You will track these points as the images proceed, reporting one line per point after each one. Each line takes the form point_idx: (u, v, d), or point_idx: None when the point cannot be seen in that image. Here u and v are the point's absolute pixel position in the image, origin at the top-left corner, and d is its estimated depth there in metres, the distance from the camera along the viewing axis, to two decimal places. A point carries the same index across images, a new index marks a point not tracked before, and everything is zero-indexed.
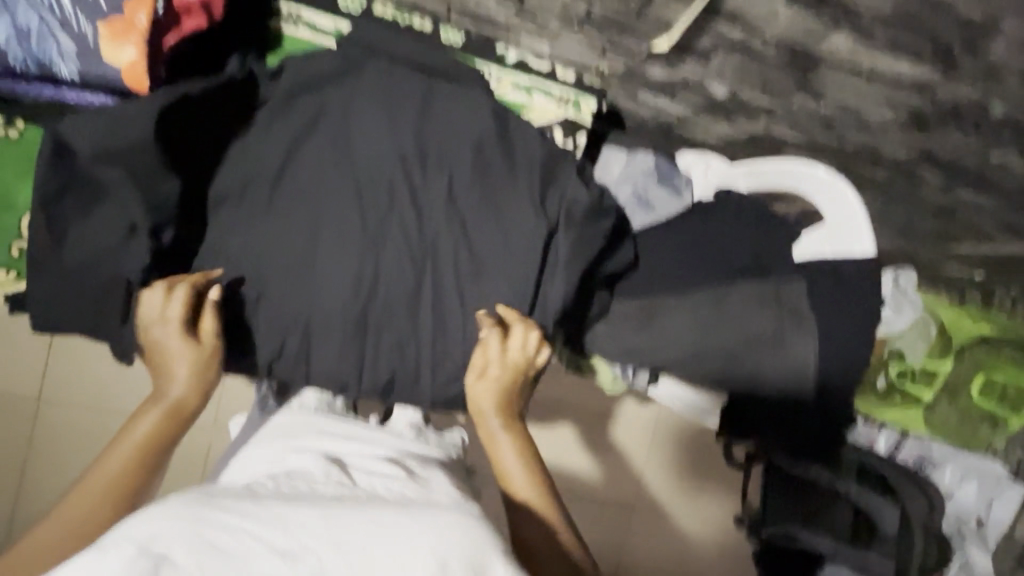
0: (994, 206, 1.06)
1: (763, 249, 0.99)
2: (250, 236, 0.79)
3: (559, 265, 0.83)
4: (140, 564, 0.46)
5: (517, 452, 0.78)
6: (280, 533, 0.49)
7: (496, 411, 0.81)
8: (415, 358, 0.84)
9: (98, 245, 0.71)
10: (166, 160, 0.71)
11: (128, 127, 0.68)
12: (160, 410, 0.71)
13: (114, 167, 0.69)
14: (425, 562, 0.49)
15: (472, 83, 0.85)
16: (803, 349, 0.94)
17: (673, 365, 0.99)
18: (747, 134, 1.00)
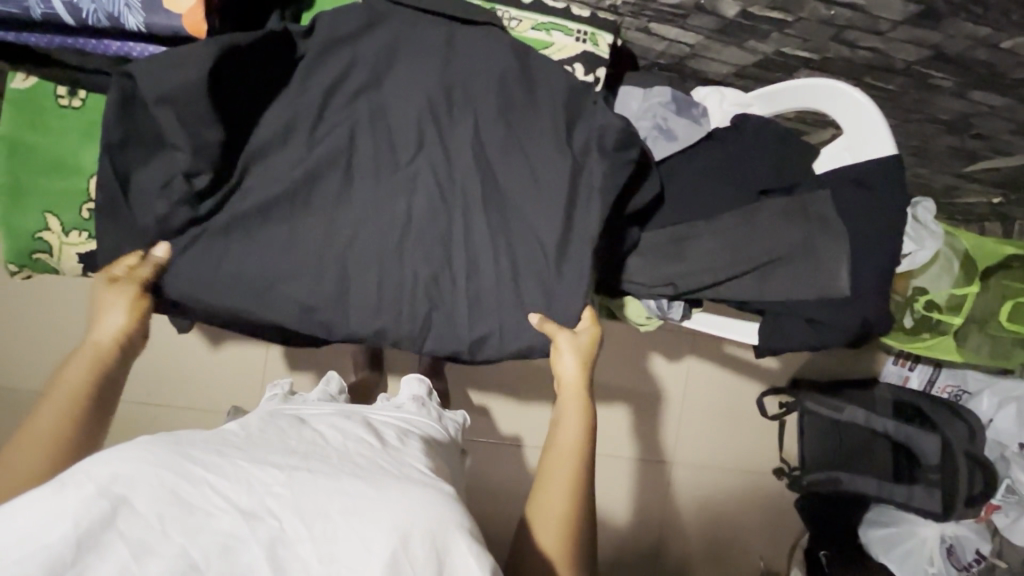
0: (1006, 108, 1.09)
1: (784, 168, 1.03)
2: (285, 189, 0.81)
3: (594, 194, 0.86)
4: (98, 503, 0.46)
5: (577, 439, 0.83)
6: (246, 490, 0.52)
7: (576, 393, 0.87)
8: (451, 295, 0.87)
9: (155, 188, 0.76)
10: (212, 108, 0.73)
11: (179, 72, 0.71)
12: (88, 356, 0.73)
13: (168, 112, 0.72)
14: (388, 533, 0.52)
15: (494, 27, 0.89)
16: (834, 257, 0.97)
17: (705, 289, 1.02)
18: (760, 59, 1.04)
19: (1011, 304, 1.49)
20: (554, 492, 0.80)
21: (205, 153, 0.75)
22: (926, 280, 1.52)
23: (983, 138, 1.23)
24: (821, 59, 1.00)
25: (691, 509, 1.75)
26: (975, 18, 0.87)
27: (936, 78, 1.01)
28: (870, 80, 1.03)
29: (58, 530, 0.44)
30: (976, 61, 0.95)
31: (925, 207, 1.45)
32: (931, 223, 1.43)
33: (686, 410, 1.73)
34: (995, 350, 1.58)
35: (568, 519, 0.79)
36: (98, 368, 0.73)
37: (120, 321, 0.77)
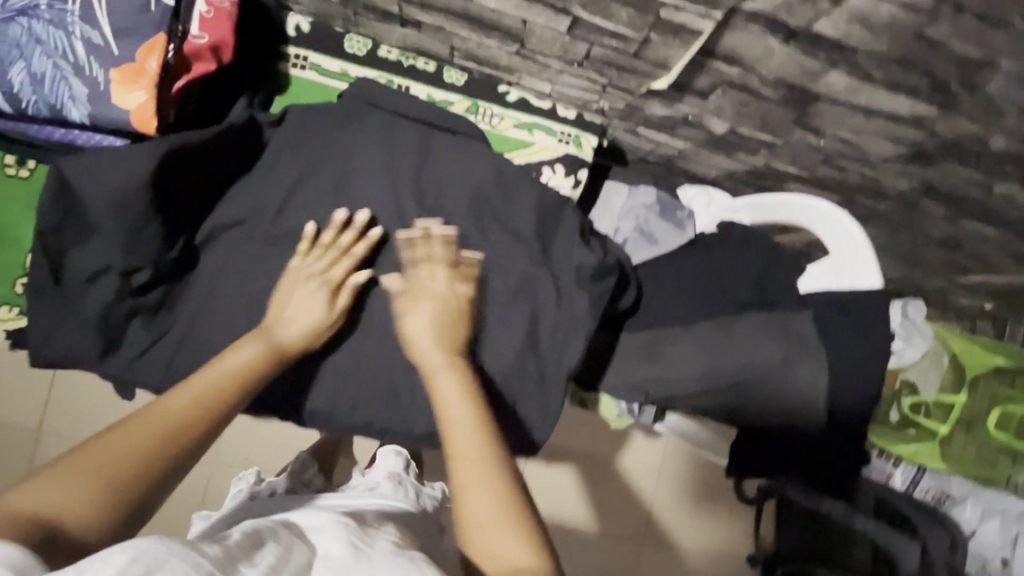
0: (999, 237, 1.05)
1: (767, 279, 0.99)
2: (236, 293, 0.77)
3: (568, 321, 0.82)
4: None
5: (458, 390, 0.67)
6: None
7: (433, 344, 0.71)
8: (410, 405, 0.83)
9: (79, 278, 0.71)
10: (151, 198, 0.69)
11: (116, 174, 0.66)
12: (261, 346, 0.68)
13: (93, 205, 0.67)
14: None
15: (470, 134, 0.87)
16: (812, 383, 0.91)
17: (677, 400, 0.97)
18: (748, 169, 1.00)
19: (999, 412, 1.27)
20: (475, 496, 0.59)
21: (145, 248, 0.71)
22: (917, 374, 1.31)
23: (975, 256, 1.19)
24: (810, 176, 0.97)
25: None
26: (969, 163, 0.77)
27: (927, 205, 0.96)
28: (859, 198, 1.00)
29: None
30: (970, 198, 0.90)
31: (915, 306, 1.35)
32: (921, 321, 1.29)
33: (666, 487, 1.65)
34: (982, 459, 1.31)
35: (514, 507, 0.59)
36: (263, 364, 0.66)
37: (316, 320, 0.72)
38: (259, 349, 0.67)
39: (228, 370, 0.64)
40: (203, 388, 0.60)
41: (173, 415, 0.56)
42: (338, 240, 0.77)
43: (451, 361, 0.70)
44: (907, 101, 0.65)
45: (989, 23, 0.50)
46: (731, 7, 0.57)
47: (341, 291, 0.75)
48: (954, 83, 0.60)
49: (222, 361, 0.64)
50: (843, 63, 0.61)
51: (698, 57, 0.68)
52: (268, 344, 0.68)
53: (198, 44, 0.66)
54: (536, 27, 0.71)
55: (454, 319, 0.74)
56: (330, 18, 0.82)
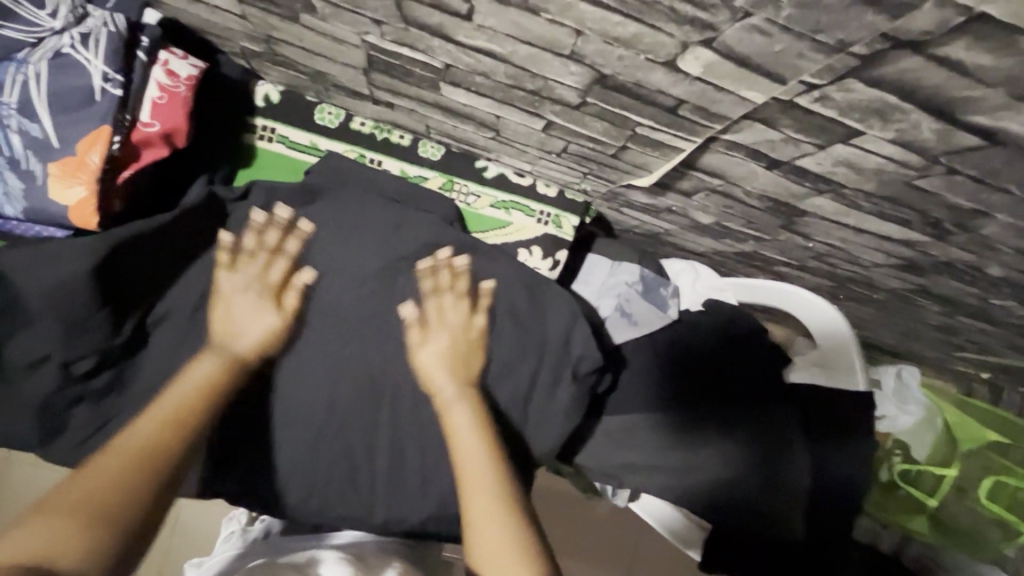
0: (997, 332, 1.00)
1: (752, 368, 0.94)
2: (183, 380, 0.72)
3: (542, 417, 0.77)
4: None
5: (470, 425, 0.71)
6: None
7: (448, 377, 0.74)
8: (368, 498, 0.77)
9: (16, 365, 0.67)
10: (95, 291, 0.66)
11: (54, 265, 0.64)
12: (218, 359, 0.69)
13: (34, 295, 0.64)
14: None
15: (443, 215, 0.82)
16: (796, 483, 0.89)
17: (656, 490, 0.91)
18: (736, 251, 0.96)
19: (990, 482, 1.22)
20: (485, 528, 0.64)
21: (84, 339, 0.67)
22: (910, 437, 1.28)
23: (973, 341, 1.14)
24: (800, 265, 0.92)
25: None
26: (964, 280, 0.73)
27: (921, 301, 0.92)
28: (851, 286, 0.96)
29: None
30: (964, 303, 0.85)
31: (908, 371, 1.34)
32: (916, 389, 1.31)
33: None
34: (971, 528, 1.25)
35: (521, 537, 0.63)
36: (226, 376, 0.68)
37: (271, 326, 0.73)
38: (215, 363, 0.69)
39: (188, 387, 0.65)
40: (163, 412, 0.62)
41: (133, 448, 0.58)
42: (267, 242, 0.75)
43: (468, 395, 0.74)
44: (897, 227, 0.61)
45: (983, 186, 0.46)
46: (709, 136, 0.53)
47: (286, 294, 0.75)
48: (948, 223, 0.56)
49: (178, 381, 0.66)
50: (830, 192, 0.57)
51: (679, 167, 0.64)
52: (222, 357, 0.69)
53: (149, 132, 0.62)
54: (510, 122, 0.67)
55: (467, 350, 0.76)
56: (300, 88, 0.78)
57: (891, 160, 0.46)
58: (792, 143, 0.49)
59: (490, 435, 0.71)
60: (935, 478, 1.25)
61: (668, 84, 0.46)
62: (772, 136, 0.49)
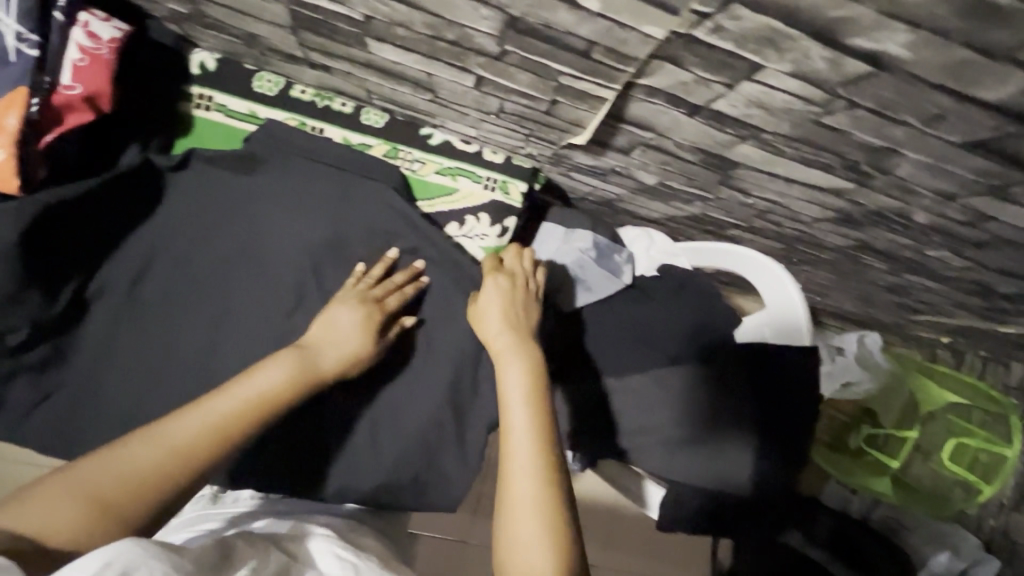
0: (943, 290, 1.03)
1: (702, 332, 0.96)
2: (131, 351, 0.73)
3: (487, 383, 0.78)
4: None
5: (520, 383, 0.65)
6: None
7: (503, 324, 0.71)
8: (314, 473, 0.76)
9: None
10: (24, 260, 0.65)
11: None
12: (291, 365, 0.64)
13: None
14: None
15: (386, 181, 0.81)
16: (743, 440, 0.90)
17: (608, 453, 0.94)
18: (687, 215, 0.97)
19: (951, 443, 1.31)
20: (523, 520, 0.56)
21: (17, 310, 0.66)
22: (876, 404, 1.35)
23: (925, 301, 1.17)
24: (748, 227, 0.94)
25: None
26: (897, 230, 0.74)
27: (867, 259, 0.94)
28: (800, 247, 0.97)
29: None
30: (905, 258, 0.87)
31: (871, 338, 1.35)
32: (879, 357, 1.33)
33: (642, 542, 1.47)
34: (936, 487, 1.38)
35: (560, 537, 0.56)
36: (294, 389, 0.63)
37: (354, 349, 0.70)
38: (287, 372, 0.63)
39: (253, 394, 0.60)
40: (222, 415, 0.57)
41: (177, 442, 0.53)
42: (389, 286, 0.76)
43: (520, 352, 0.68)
44: (821, 174, 0.62)
45: (882, 118, 0.46)
46: (627, 82, 0.54)
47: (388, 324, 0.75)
48: (866, 165, 0.57)
49: (245, 381, 0.60)
50: (752, 139, 0.58)
51: (609, 120, 0.64)
52: (303, 363, 0.65)
53: (70, 95, 0.61)
54: (443, 80, 0.67)
55: (522, 302, 0.74)
56: (237, 56, 0.77)
57: (796, 96, 0.47)
58: (704, 84, 0.49)
59: (545, 406, 0.64)
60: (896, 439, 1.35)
61: (574, 23, 0.46)
62: (683, 77, 0.50)
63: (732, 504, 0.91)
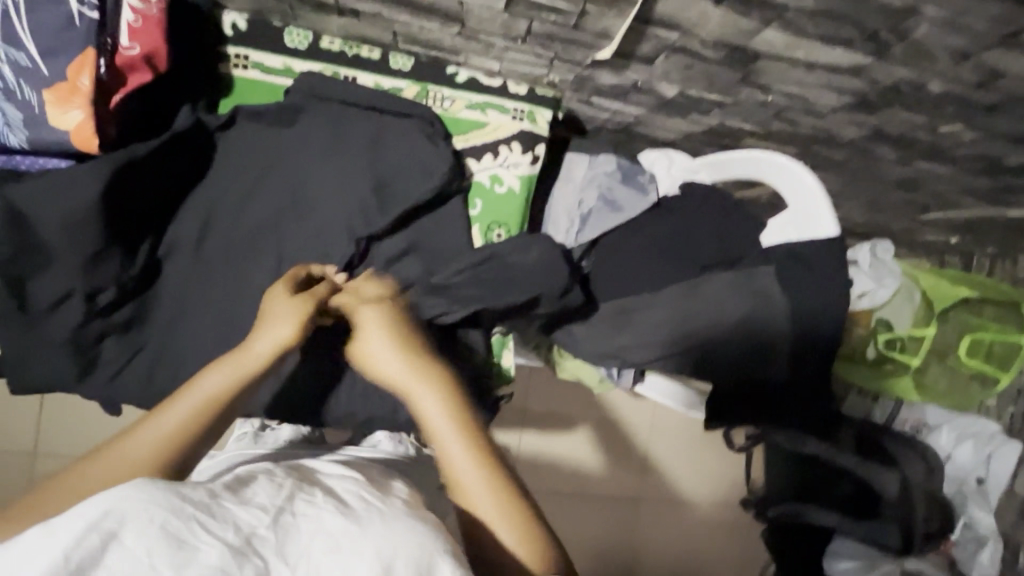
0: (953, 176, 1.08)
1: (729, 239, 1.00)
2: (205, 303, 0.77)
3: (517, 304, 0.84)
4: (88, 540, 0.45)
5: (438, 408, 0.67)
6: (231, 528, 0.50)
7: (395, 357, 0.71)
8: (391, 399, 0.86)
9: (41, 304, 0.70)
10: (104, 219, 0.69)
11: (62, 195, 0.66)
12: (227, 369, 0.65)
13: (50, 231, 0.67)
14: (370, 562, 0.49)
15: (422, 119, 0.85)
16: (777, 331, 0.96)
17: (649, 362, 1.00)
18: (704, 128, 1.01)
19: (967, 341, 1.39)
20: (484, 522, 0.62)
21: (102, 270, 0.71)
22: (890, 312, 1.39)
23: (935, 195, 1.22)
24: (765, 132, 0.98)
25: (688, 516, 1.78)
26: (911, 108, 0.79)
27: (881, 151, 0.98)
28: (815, 149, 1.02)
29: (43, 565, 0.44)
30: (919, 141, 0.92)
31: (884, 247, 1.39)
32: (891, 262, 1.37)
33: (669, 451, 1.75)
34: (954, 385, 1.48)
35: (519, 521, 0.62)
36: (236, 385, 0.64)
37: (284, 338, 0.68)
38: (223, 374, 0.64)
39: (196, 401, 0.62)
40: (171, 428, 0.60)
41: (123, 466, 0.57)
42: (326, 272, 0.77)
43: (422, 379, 0.69)
44: (842, 52, 0.67)
45: None
46: None
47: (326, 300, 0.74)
48: (885, 33, 0.63)
49: (189, 389, 0.63)
50: (777, 21, 0.63)
51: (636, 23, 0.69)
52: (234, 362, 0.66)
53: (131, 56, 0.65)
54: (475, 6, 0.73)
55: (403, 330, 0.73)
56: (266, 13, 0.80)
57: None
58: None
59: (466, 424, 0.66)
60: (914, 340, 1.39)
61: None
62: None
63: (759, 383, 1.00)
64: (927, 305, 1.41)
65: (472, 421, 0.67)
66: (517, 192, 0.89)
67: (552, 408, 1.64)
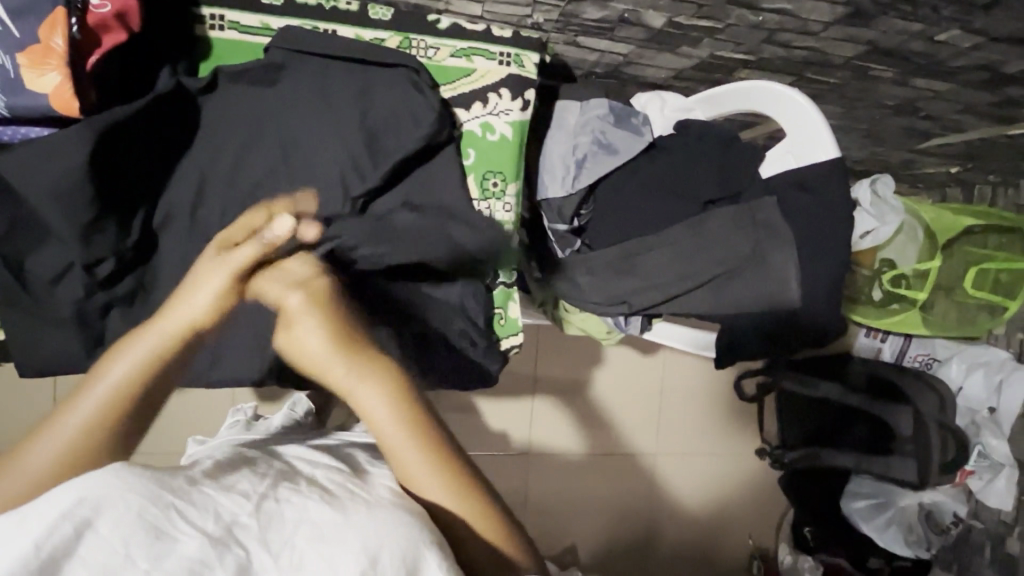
0: (952, 92, 1.07)
1: (729, 172, 0.99)
2: None
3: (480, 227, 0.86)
4: (62, 527, 0.45)
5: (383, 404, 0.62)
6: (211, 517, 0.50)
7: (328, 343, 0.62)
8: None
9: (45, 278, 0.71)
10: (95, 188, 0.68)
11: (50, 164, 0.66)
12: (139, 355, 0.57)
13: (44, 202, 0.67)
14: (356, 555, 0.51)
15: (408, 68, 0.83)
16: (783, 263, 0.93)
17: (656, 305, 1.00)
18: (695, 63, 1.00)
19: (972, 270, 1.39)
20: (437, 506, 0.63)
21: (99, 241, 0.71)
22: (892, 249, 1.37)
23: (934, 119, 1.21)
24: (757, 60, 0.97)
25: (705, 465, 1.79)
26: (908, 8, 0.81)
27: (877, 70, 0.98)
28: (810, 75, 1.01)
29: (13, 558, 0.42)
30: (916, 54, 0.93)
31: (885, 184, 1.31)
32: (893, 200, 1.30)
33: (680, 408, 1.75)
34: (962, 316, 1.47)
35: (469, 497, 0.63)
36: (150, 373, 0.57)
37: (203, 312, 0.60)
38: (134, 363, 0.56)
39: (104, 395, 0.55)
40: (82, 428, 0.54)
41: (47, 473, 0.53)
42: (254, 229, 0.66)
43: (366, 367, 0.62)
44: None
45: None
46: None
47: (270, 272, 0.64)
48: None
49: (98, 378, 0.56)
50: None
51: None
52: (154, 344, 0.58)
53: (103, 14, 0.64)
54: None
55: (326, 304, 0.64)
56: None
57: None
58: None
59: (412, 416, 0.63)
60: (920, 277, 1.37)
61: None
62: None
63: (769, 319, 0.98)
64: (933, 241, 1.37)
65: (415, 410, 0.63)
66: (509, 139, 0.88)
67: (562, 373, 1.63)
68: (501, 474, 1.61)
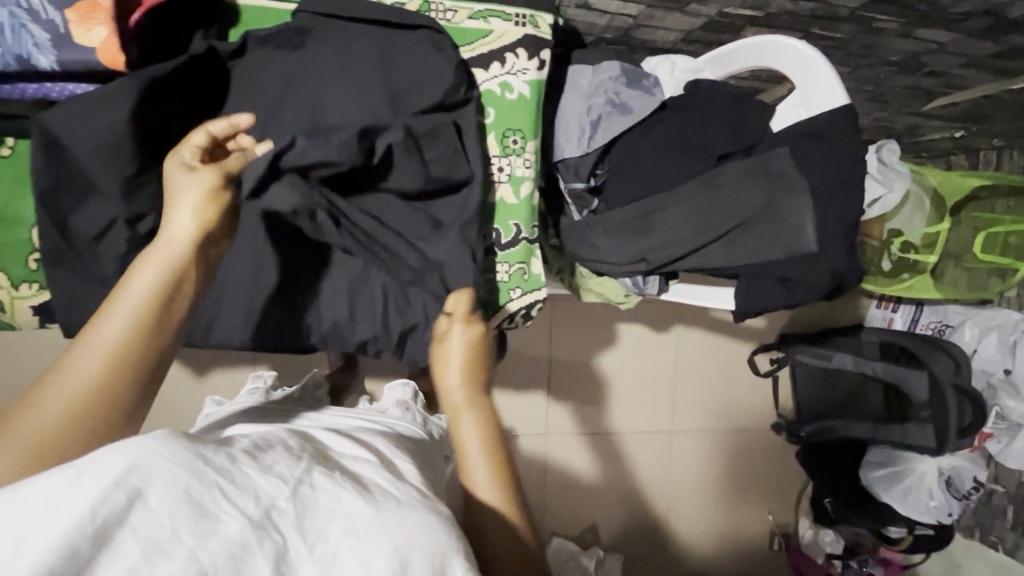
0: (956, 44, 1.09)
1: (741, 125, 1.02)
2: None
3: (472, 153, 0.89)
4: (114, 497, 0.38)
5: (476, 434, 0.74)
6: (253, 499, 0.44)
7: (459, 383, 0.80)
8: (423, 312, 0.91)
9: (90, 234, 0.74)
10: (136, 143, 0.71)
11: (96, 120, 0.69)
12: (161, 265, 0.58)
13: (90, 157, 0.70)
14: (388, 558, 0.47)
15: (429, 29, 0.85)
16: (800, 216, 0.95)
17: (678, 260, 1.02)
18: (703, 24, 1.04)
19: (980, 236, 1.40)
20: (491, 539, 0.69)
21: (140, 196, 0.73)
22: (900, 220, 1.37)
23: (939, 76, 1.23)
24: (764, 16, 1.02)
25: (723, 439, 1.80)
26: None
27: (881, 21, 1.01)
28: (816, 31, 1.05)
29: (65, 521, 0.36)
30: (917, 2, 0.96)
31: (892, 148, 1.32)
32: (899, 165, 1.31)
33: (696, 382, 1.76)
34: (973, 278, 1.49)
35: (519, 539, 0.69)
36: (176, 279, 0.58)
37: (200, 219, 0.63)
38: (159, 274, 0.57)
39: (134, 304, 0.55)
40: (117, 341, 0.53)
41: (86, 381, 0.50)
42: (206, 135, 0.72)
43: (473, 407, 0.77)
44: None
45: None
46: None
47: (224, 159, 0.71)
48: None
49: (120, 295, 0.55)
50: None
51: None
52: (172, 254, 0.59)
53: None
54: None
55: (479, 358, 0.82)
56: None
57: None
58: None
59: (496, 451, 0.73)
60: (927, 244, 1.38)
61: None
62: None
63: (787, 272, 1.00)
64: (941, 205, 1.38)
65: (500, 450, 0.74)
66: (527, 97, 0.91)
67: (579, 349, 1.65)
68: (519, 457, 1.61)
